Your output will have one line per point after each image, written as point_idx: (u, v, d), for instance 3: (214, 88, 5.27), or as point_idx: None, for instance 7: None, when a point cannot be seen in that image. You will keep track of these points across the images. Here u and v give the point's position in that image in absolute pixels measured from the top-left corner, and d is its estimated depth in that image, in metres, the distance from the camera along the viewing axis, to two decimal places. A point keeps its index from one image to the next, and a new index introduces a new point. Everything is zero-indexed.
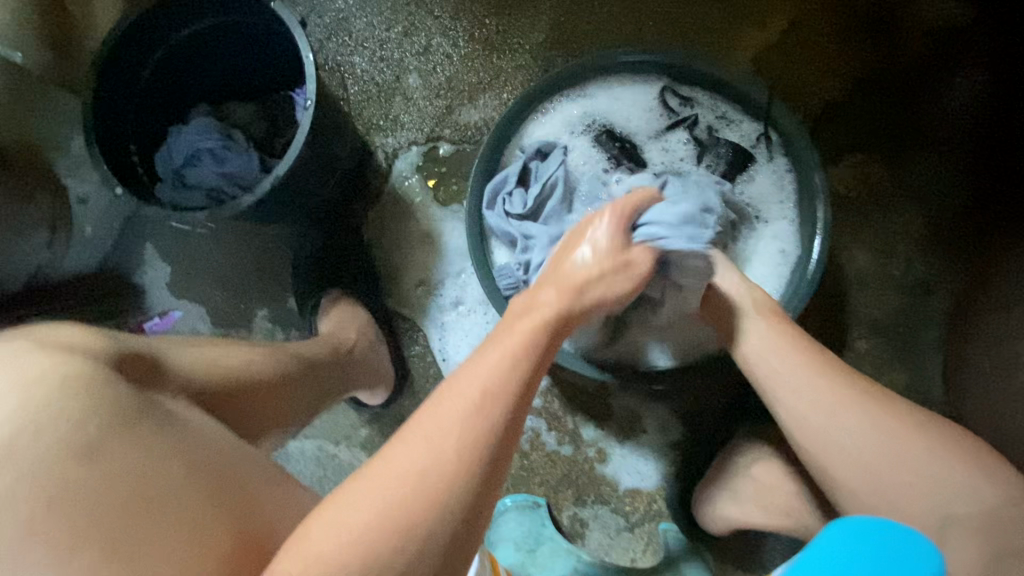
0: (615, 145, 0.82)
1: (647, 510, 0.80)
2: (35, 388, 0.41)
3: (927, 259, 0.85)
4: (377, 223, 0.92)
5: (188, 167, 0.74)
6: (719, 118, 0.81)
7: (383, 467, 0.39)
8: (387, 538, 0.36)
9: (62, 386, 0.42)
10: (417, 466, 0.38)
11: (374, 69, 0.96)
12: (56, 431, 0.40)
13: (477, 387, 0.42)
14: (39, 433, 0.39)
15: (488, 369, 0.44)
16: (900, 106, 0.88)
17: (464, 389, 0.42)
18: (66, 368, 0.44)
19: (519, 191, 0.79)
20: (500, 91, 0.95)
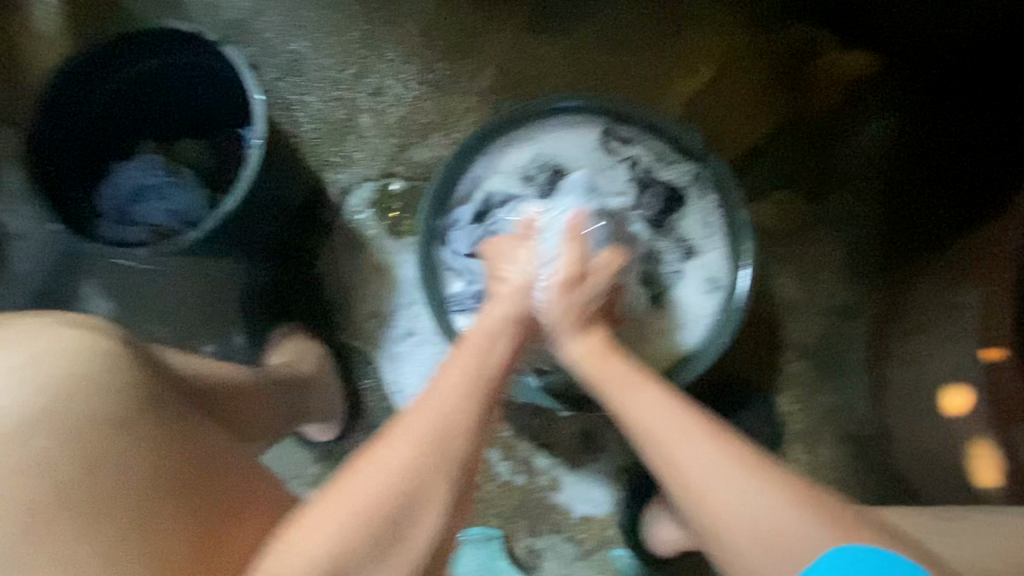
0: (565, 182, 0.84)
1: (601, 536, 0.82)
2: (72, 364, 0.48)
3: (848, 286, 0.91)
4: (329, 257, 0.92)
5: (133, 204, 0.75)
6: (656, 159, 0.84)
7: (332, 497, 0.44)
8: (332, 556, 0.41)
9: (94, 364, 0.48)
10: (328, 530, 0.42)
11: (327, 107, 0.97)
12: (80, 403, 0.46)
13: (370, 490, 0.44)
14: (69, 403, 0.46)
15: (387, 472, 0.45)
16: (819, 148, 0.94)
17: (364, 486, 0.44)
18: (98, 347, 0.50)
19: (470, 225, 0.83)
20: (451, 130, 0.97)
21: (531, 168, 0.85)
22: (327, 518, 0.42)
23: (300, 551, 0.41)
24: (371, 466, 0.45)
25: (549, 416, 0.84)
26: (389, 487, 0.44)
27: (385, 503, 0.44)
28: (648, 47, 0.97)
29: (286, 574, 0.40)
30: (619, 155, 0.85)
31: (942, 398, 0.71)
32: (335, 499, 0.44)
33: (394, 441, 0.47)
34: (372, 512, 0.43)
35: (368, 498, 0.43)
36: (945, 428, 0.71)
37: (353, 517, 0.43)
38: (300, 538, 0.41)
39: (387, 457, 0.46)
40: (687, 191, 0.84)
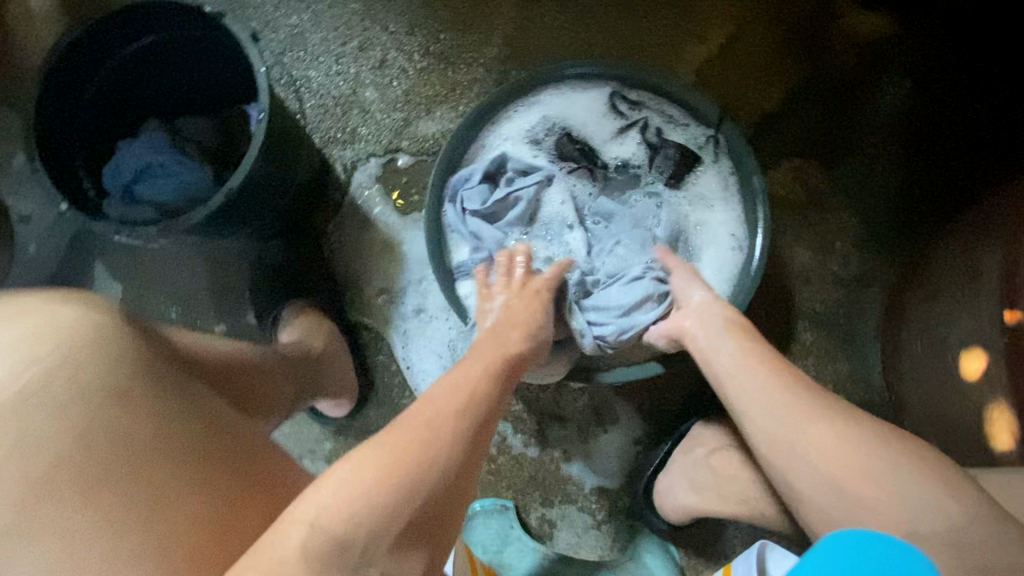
0: (574, 148, 0.83)
1: (613, 506, 0.82)
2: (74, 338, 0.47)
3: (862, 255, 0.89)
4: (337, 235, 0.92)
5: (138, 183, 0.74)
6: (667, 120, 0.83)
7: (370, 456, 0.41)
8: (369, 519, 0.38)
9: (97, 342, 0.48)
10: (371, 491, 0.38)
11: (330, 82, 0.96)
12: (90, 375, 0.46)
13: (415, 460, 0.41)
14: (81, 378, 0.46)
15: (435, 440, 0.43)
16: (835, 112, 0.92)
17: (407, 450, 0.41)
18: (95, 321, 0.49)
19: (481, 186, 0.80)
20: (456, 103, 0.95)
21: (540, 135, 0.84)
22: (371, 477, 0.39)
23: (343, 511, 0.37)
24: (413, 429, 0.43)
25: (559, 389, 0.84)
26: (439, 461, 0.42)
27: (430, 478, 0.41)
28: (658, 12, 0.94)
29: (324, 534, 0.36)
30: (630, 117, 0.83)
31: (960, 363, 0.70)
32: (379, 456, 0.40)
33: (432, 410, 0.46)
34: (417, 487, 0.40)
35: (410, 463, 0.41)
36: (963, 393, 0.70)
37: (399, 482, 0.40)
38: (338, 496, 0.38)
39: (429, 424, 0.44)
40: (700, 156, 0.82)
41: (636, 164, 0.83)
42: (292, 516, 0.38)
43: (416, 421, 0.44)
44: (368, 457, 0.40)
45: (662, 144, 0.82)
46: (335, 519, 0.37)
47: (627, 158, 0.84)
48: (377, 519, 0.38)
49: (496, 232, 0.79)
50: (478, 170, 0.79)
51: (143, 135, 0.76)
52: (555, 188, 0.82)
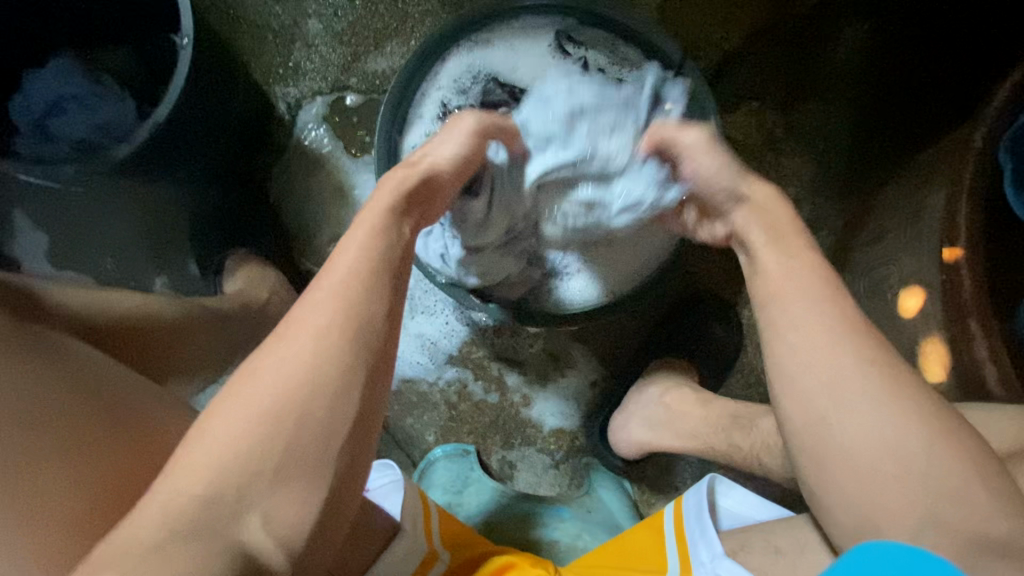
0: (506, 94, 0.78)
1: (572, 446, 0.84)
2: None
3: (814, 200, 0.91)
4: (284, 180, 0.87)
5: (52, 117, 0.67)
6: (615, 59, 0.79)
7: (223, 405, 0.39)
8: (227, 472, 0.36)
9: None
10: (221, 441, 0.37)
11: (266, 10, 0.86)
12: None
13: (266, 404, 0.38)
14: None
15: (283, 377, 0.39)
16: (792, 56, 0.91)
17: (262, 387, 0.39)
18: None
19: None
20: (407, 36, 0.88)
21: (468, 84, 0.79)
22: (228, 428, 0.37)
23: (203, 463, 0.36)
24: (270, 363, 0.40)
25: (518, 334, 0.84)
26: (290, 403, 0.38)
27: (291, 412, 0.38)
28: None
29: (180, 496, 0.35)
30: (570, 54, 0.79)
31: (898, 299, 0.75)
32: (232, 402, 0.38)
33: (288, 337, 0.41)
34: (270, 432, 0.37)
35: (270, 398, 0.38)
36: (901, 330, 0.73)
37: (262, 426, 0.37)
38: (198, 450, 0.37)
39: (290, 355, 0.40)
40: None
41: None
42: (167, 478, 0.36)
43: (264, 362, 0.40)
44: (219, 412, 0.38)
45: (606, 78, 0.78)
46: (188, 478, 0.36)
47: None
48: (246, 463, 0.37)
49: None
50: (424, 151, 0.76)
51: (55, 64, 0.69)
52: None
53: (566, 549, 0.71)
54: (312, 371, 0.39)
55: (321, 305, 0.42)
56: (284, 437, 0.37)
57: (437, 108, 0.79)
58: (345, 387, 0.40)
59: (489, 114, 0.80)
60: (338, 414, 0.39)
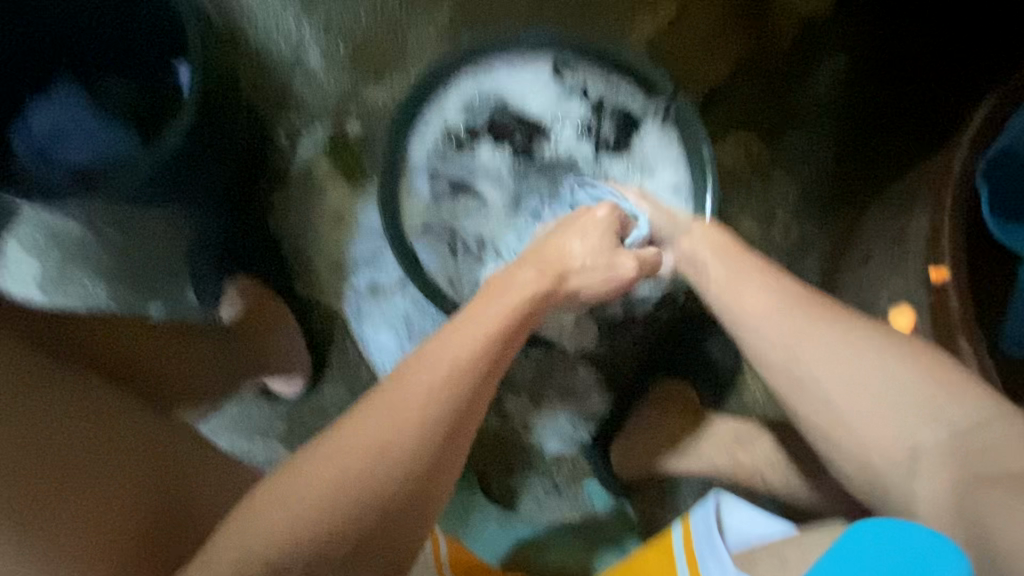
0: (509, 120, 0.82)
1: (574, 471, 0.83)
2: None
3: (803, 225, 0.94)
4: (282, 205, 0.87)
5: (55, 147, 0.69)
6: (609, 86, 0.81)
7: (313, 464, 0.43)
8: (307, 538, 0.40)
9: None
10: (307, 501, 0.41)
11: (269, 44, 0.88)
12: None
13: (352, 463, 0.42)
14: None
15: (373, 449, 0.43)
16: (779, 89, 0.94)
17: (349, 452, 0.43)
18: None
19: (444, 190, 0.82)
20: (407, 69, 0.90)
21: (476, 105, 0.82)
22: (294, 513, 0.41)
23: (280, 521, 0.41)
24: (351, 449, 0.43)
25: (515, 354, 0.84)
26: (375, 472, 0.42)
27: (380, 479, 0.42)
28: None
29: (261, 548, 0.40)
30: (569, 82, 0.82)
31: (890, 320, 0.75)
32: (317, 466, 0.42)
33: (369, 427, 0.44)
34: (351, 499, 0.41)
35: (351, 473, 0.42)
36: None
37: (324, 512, 0.41)
38: (278, 503, 0.42)
39: (384, 436, 0.43)
40: (641, 118, 0.82)
41: (581, 133, 0.82)
42: (250, 524, 0.41)
43: (360, 430, 0.44)
44: (306, 469, 0.43)
45: (602, 106, 0.82)
46: (270, 532, 0.40)
47: (567, 135, 0.83)
48: (317, 553, 0.41)
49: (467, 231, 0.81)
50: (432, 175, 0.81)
51: (62, 97, 0.70)
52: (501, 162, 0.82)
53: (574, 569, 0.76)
54: (412, 449, 0.44)
55: (396, 421, 0.44)
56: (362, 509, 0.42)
57: (443, 133, 0.81)
58: (423, 475, 0.44)
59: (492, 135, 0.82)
60: (420, 488, 0.44)
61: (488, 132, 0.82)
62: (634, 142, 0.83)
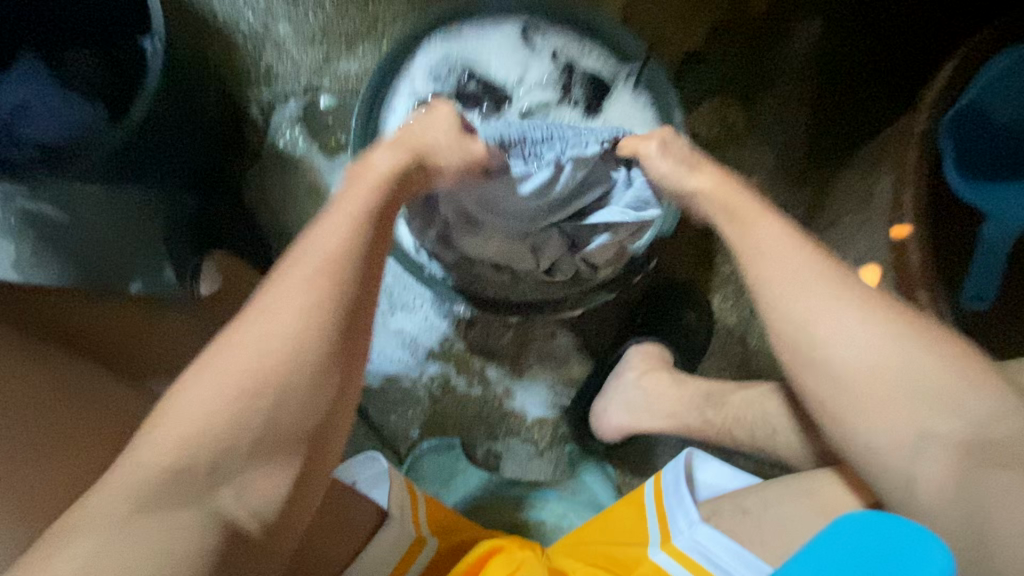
0: (475, 84, 0.81)
1: (555, 434, 0.86)
2: None
3: (776, 189, 0.95)
4: (259, 180, 0.88)
5: (16, 123, 0.66)
6: (574, 50, 0.83)
7: (202, 378, 0.42)
8: (197, 451, 0.40)
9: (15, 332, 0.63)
10: (201, 412, 0.40)
11: (236, 15, 0.87)
12: None
13: (248, 373, 0.42)
14: None
15: (261, 361, 0.42)
16: (752, 52, 0.94)
17: (240, 363, 0.42)
18: None
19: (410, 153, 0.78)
20: (379, 38, 0.89)
21: (443, 71, 0.81)
22: (188, 412, 0.40)
23: (171, 433, 0.40)
24: (238, 359, 0.42)
25: (496, 322, 0.86)
26: (267, 384, 0.42)
27: (273, 392, 0.42)
28: None
29: (165, 458, 0.39)
30: (536, 48, 0.82)
31: (857, 279, 0.76)
32: (210, 373, 0.42)
33: (254, 327, 0.44)
34: (243, 408, 0.41)
35: (240, 389, 0.41)
36: None
37: (221, 425, 0.41)
38: (174, 421, 0.40)
39: (262, 348, 0.43)
40: (611, 82, 0.83)
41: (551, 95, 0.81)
42: (146, 438, 0.40)
43: (244, 337, 0.43)
44: (196, 381, 0.42)
45: (572, 69, 0.82)
46: (161, 448, 0.39)
47: (534, 96, 0.81)
48: (219, 440, 0.40)
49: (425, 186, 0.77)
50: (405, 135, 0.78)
51: (19, 71, 0.68)
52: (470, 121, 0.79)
53: (553, 529, 0.77)
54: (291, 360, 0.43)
55: (280, 312, 0.44)
56: (256, 421, 0.41)
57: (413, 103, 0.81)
58: (319, 382, 0.44)
59: (460, 99, 0.81)
60: (318, 397, 0.44)
61: (455, 99, 0.82)
62: (603, 107, 0.82)
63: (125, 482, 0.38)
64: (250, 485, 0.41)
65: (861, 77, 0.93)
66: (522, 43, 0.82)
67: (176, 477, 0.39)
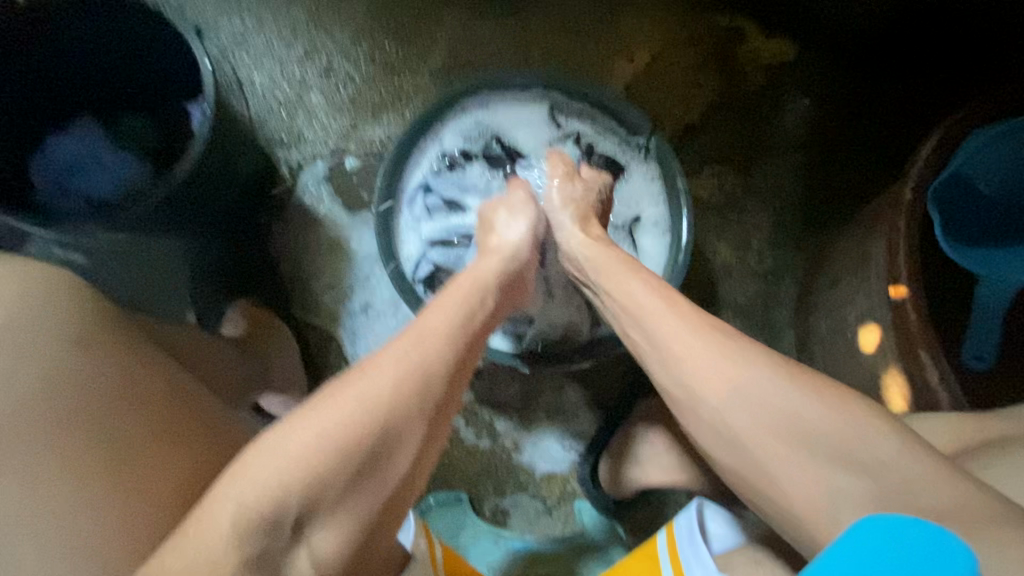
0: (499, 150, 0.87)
1: (563, 491, 0.85)
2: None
3: (777, 251, 0.99)
4: (283, 233, 0.92)
5: (74, 178, 0.72)
6: (595, 129, 0.88)
7: (291, 431, 0.44)
8: (304, 482, 0.42)
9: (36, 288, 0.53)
10: (296, 457, 0.42)
11: (274, 86, 0.95)
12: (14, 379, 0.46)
13: (346, 415, 0.45)
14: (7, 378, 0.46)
15: (356, 405, 0.45)
16: (747, 126, 1.01)
17: (332, 416, 0.44)
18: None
19: (431, 200, 0.86)
20: (402, 109, 0.96)
21: (472, 132, 0.88)
22: (306, 437, 0.43)
23: (257, 488, 0.41)
24: (330, 410, 0.45)
25: (505, 375, 0.87)
26: (361, 419, 0.45)
27: (369, 434, 0.45)
28: (590, 28, 1.00)
29: (253, 507, 0.40)
30: (563, 128, 0.89)
31: (858, 337, 0.78)
32: (296, 426, 0.44)
33: (381, 373, 0.48)
34: (339, 457, 0.43)
35: (340, 430, 0.44)
36: (862, 362, 0.78)
37: (316, 457, 0.43)
38: (268, 469, 0.42)
39: (361, 391, 0.46)
40: (626, 164, 0.88)
41: None
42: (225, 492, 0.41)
43: (345, 392, 0.46)
44: (281, 437, 0.44)
45: (592, 152, 0.88)
46: (253, 494, 0.41)
47: None
48: (317, 471, 0.42)
49: (439, 233, 0.85)
50: (427, 185, 0.86)
51: (77, 129, 0.74)
52: (484, 178, 0.87)
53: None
54: (392, 399, 0.47)
55: (393, 345, 0.51)
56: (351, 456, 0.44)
57: (437, 158, 0.87)
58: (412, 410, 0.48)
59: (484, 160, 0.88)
60: (413, 428, 0.48)
61: (480, 160, 0.88)
62: (620, 180, 0.88)
63: (216, 521, 0.40)
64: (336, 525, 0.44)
65: (851, 151, 0.99)
66: (549, 118, 0.89)
67: (269, 520, 0.41)
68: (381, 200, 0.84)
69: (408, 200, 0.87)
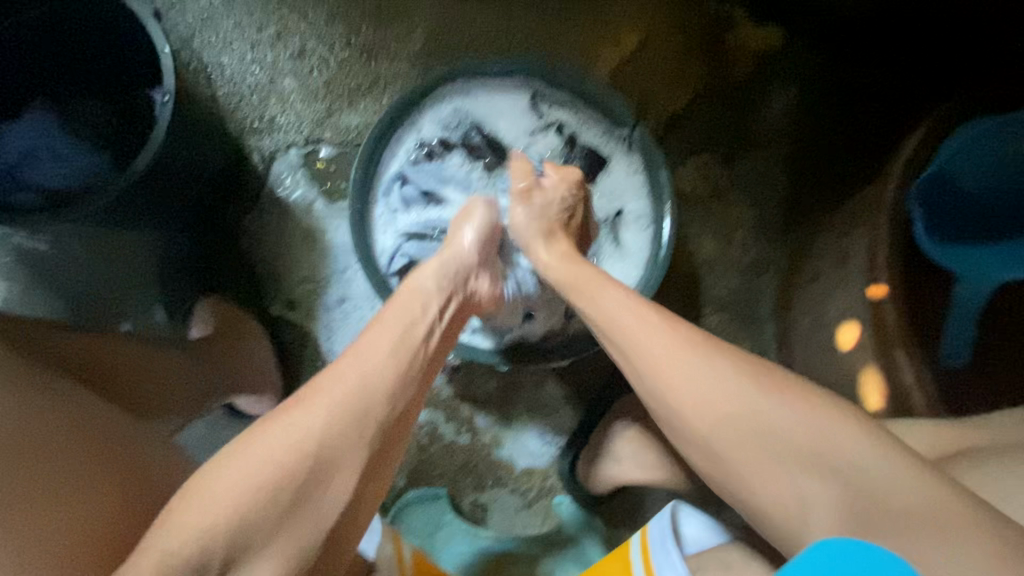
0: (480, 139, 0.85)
1: (542, 485, 0.85)
2: None
3: (760, 244, 0.98)
4: (256, 224, 0.90)
5: (25, 167, 0.68)
6: (578, 120, 0.86)
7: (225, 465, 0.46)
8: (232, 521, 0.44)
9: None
10: (223, 495, 0.44)
11: (244, 70, 0.91)
12: None
13: (275, 450, 0.47)
14: None
15: (288, 441, 0.47)
16: (732, 117, 0.99)
17: (260, 451, 0.47)
18: None
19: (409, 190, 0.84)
20: (379, 95, 0.93)
21: (453, 121, 0.86)
22: (235, 477, 0.45)
23: (191, 526, 0.43)
24: (264, 446, 0.47)
25: (485, 370, 0.86)
26: (296, 456, 0.47)
27: (299, 468, 0.47)
28: (574, 12, 0.97)
29: (187, 547, 0.42)
30: (545, 116, 0.86)
31: (836, 334, 0.78)
32: (230, 461, 0.46)
33: (306, 411, 0.49)
34: (271, 489, 0.45)
35: (271, 469, 0.46)
36: (839, 359, 0.78)
37: (247, 493, 0.45)
38: (201, 505, 0.44)
39: (293, 423, 0.48)
40: (609, 155, 0.86)
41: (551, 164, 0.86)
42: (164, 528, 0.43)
43: (275, 425, 0.48)
44: (214, 473, 0.46)
45: (575, 143, 0.86)
46: (183, 531, 0.43)
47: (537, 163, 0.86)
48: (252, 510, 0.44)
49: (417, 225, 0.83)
50: (405, 174, 0.83)
51: (32, 116, 0.71)
52: (465, 169, 0.84)
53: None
54: (325, 434, 0.48)
55: (333, 375, 0.52)
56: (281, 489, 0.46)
57: (416, 146, 0.85)
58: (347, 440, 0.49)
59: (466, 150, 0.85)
60: (353, 451, 0.49)
61: (461, 149, 0.85)
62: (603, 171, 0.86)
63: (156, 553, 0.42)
64: (271, 559, 0.45)
65: (837, 142, 0.97)
66: (530, 107, 0.86)
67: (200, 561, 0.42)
68: (356, 193, 0.81)
69: (386, 190, 0.85)
